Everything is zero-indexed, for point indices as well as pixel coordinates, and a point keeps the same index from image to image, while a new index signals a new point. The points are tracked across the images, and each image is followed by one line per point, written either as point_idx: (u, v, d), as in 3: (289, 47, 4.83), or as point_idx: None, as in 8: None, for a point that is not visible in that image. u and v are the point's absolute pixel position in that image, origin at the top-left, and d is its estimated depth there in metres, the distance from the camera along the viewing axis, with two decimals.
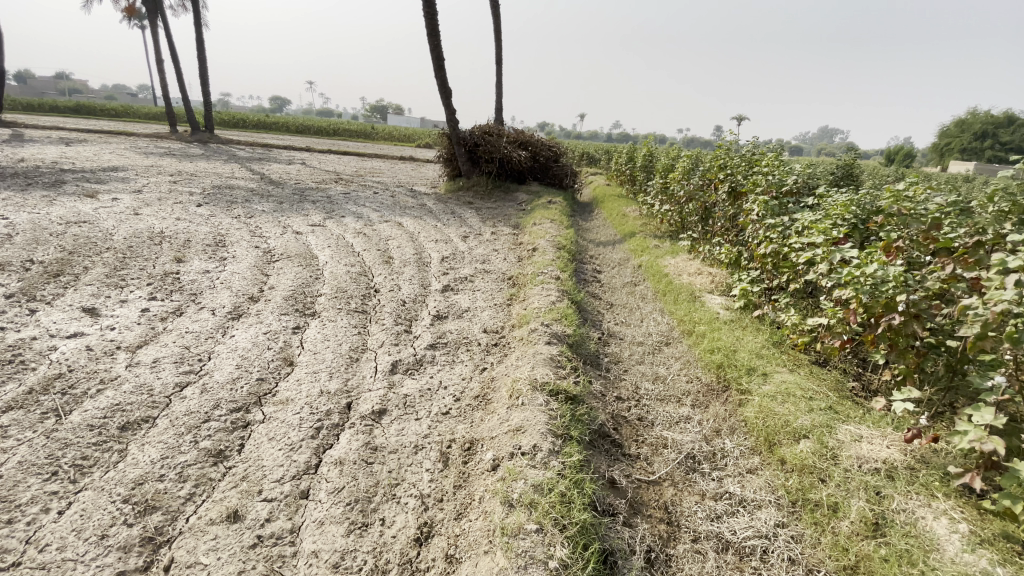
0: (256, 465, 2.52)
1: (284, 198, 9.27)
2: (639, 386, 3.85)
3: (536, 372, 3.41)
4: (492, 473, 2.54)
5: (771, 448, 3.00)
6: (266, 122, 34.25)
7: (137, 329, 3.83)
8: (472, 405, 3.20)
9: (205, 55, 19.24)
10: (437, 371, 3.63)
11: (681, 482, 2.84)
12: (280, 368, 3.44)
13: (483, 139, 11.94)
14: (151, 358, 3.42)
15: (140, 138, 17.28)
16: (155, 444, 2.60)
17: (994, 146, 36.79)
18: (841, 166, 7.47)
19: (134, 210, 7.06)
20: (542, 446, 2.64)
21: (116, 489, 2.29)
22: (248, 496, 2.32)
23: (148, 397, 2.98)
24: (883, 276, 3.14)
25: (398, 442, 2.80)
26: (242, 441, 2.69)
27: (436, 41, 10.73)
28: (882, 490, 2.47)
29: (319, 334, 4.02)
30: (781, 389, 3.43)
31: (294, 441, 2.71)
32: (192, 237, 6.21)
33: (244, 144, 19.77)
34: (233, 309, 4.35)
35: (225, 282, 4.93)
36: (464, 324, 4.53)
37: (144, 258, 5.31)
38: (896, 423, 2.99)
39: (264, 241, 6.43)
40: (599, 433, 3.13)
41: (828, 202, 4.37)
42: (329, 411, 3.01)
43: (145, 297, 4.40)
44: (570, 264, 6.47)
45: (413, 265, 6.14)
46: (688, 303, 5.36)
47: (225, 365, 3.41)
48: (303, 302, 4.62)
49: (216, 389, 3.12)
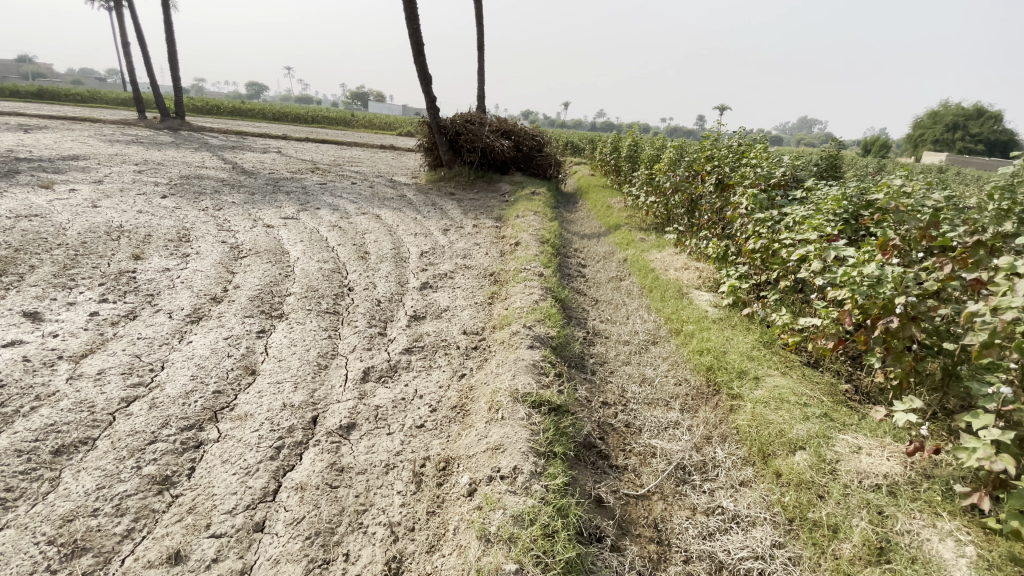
0: (206, 493, 2.28)
1: (256, 189, 8.86)
2: (626, 390, 3.68)
3: (517, 381, 3.18)
4: (468, 499, 2.33)
5: (765, 460, 2.84)
6: (242, 109, 33.21)
7: (83, 335, 3.50)
8: (449, 417, 2.98)
9: (175, 39, 18.39)
10: (412, 378, 3.40)
11: (671, 496, 2.68)
12: (240, 378, 3.17)
13: (464, 128, 11.59)
14: (96, 370, 3.12)
15: (106, 124, 16.58)
16: (92, 472, 2.33)
17: (966, 137, 37.57)
18: (824, 158, 7.34)
19: (92, 203, 6.61)
20: (523, 468, 2.43)
21: (42, 527, 2.03)
22: (193, 532, 2.08)
23: (88, 415, 2.69)
24: (881, 276, 2.96)
25: (367, 461, 2.58)
26: (192, 465, 2.44)
27: (415, 25, 10.31)
28: (884, 509, 2.31)
29: (286, 339, 3.76)
30: (773, 395, 3.27)
31: (250, 464, 2.47)
32: (153, 231, 5.83)
33: (217, 131, 19.07)
34: (193, 311, 4.04)
35: (186, 281, 4.60)
36: (443, 325, 4.30)
37: (99, 255, 4.94)
38: (894, 431, 2.85)
39: (231, 235, 6.08)
40: (584, 445, 2.94)
41: (819, 196, 4.21)
42: (291, 427, 2.76)
43: (96, 299, 4.06)
44: (554, 259, 6.25)
45: (390, 261, 5.87)
46: (676, 301, 5.19)
47: (179, 376, 3.12)
48: (269, 303, 4.34)
49: (167, 405, 2.84)
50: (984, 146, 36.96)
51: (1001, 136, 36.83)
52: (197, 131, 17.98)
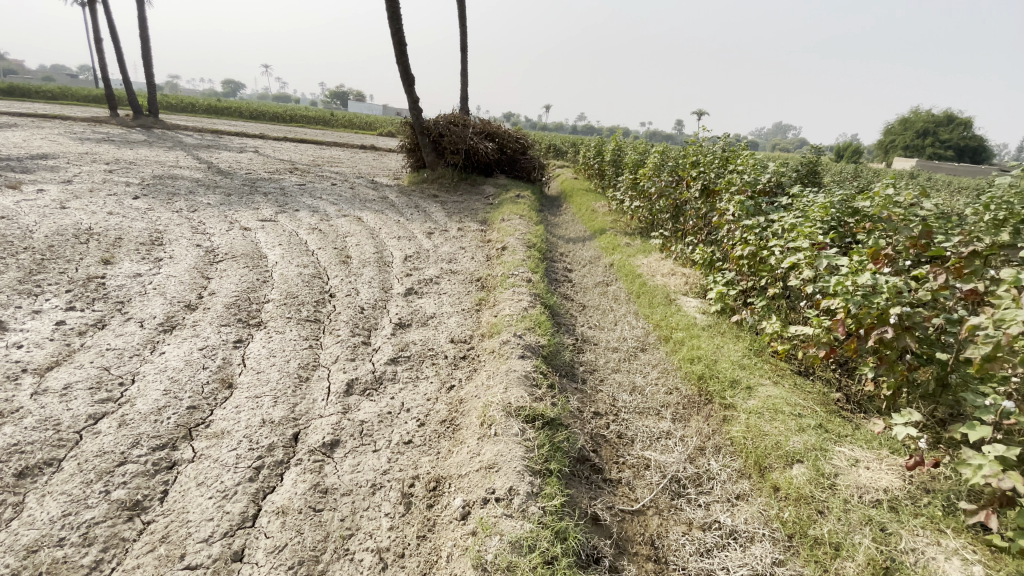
0: (180, 520, 2.12)
1: (233, 190, 8.58)
2: (617, 399, 3.61)
3: (509, 394, 3.08)
4: (462, 523, 2.22)
5: (762, 473, 2.80)
6: (218, 108, 32.48)
7: (49, 346, 3.28)
8: (438, 432, 2.87)
9: (148, 35, 17.82)
10: (398, 391, 3.27)
11: (666, 511, 2.62)
12: (216, 392, 3.00)
13: (448, 129, 11.45)
14: (62, 384, 2.90)
15: (75, 121, 16.01)
16: (56, 497, 2.15)
17: (935, 144, 38.86)
18: (804, 164, 7.42)
19: (60, 204, 6.29)
20: (519, 489, 2.33)
21: (2, 560, 1.86)
22: (166, 564, 1.93)
23: (53, 434, 2.50)
24: (876, 285, 2.93)
25: (352, 481, 2.45)
26: (165, 488, 2.28)
27: (398, 25, 10.15)
28: (887, 526, 2.29)
29: (265, 349, 3.59)
30: (767, 405, 3.24)
31: (228, 486, 2.32)
32: (125, 234, 5.57)
33: (191, 129, 18.54)
34: (166, 320, 3.84)
35: (159, 287, 4.38)
36: (429, 333, 4.18)
37: (66, 260, 4.68)
38: (890, 444, 2.84)
39: (207, 239, 5.85)
40: (578, 458, 2.86)
41: (806, 203, 4.21)
42: (271, 445, 2.61)
43: (62, 307, 3.82)
44: (541, 264, 6.17)
45: (373, 265, 5.72)
46: (665, 307, 5.15)
47: (151, 391, 2.93)
48: (247, 311, 4.15)
49: (138, 422, 2.66)
50: (952, 152, 38.20)
51: (969, 143, 38.07)
52: (171, 129, 17.46)
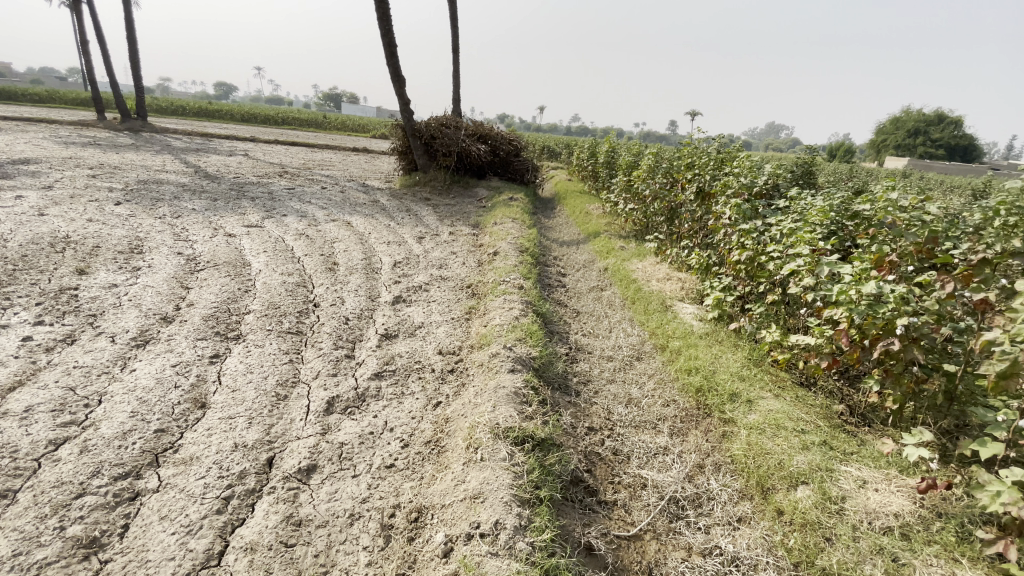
0: (139, 559, 1.96)
1: (219, 195, 8.37)
2: (612, 413, 3.46)
3: (498, 414, 2.92)
4: (444, 561, 2.06)
5: (765, 495, 2.66)
6: (210, 109, 32.27)
7: (12, 364, 3.09)
8: (422, 455, 2.72)
9: (136, 37, 17.57)
10: (382, 409, 3.11)
11: (665, 535, 2.47)
12: (187, 413, 2.83)
13: (438, 130, 11.26)
14: (23, 407, 2.72)
15: (64, 125, 15.82)
16: (6, 535, 1.98)
17: (927, 142, 39.07)
18: (800, 166, 7.31)
19: (38, 211, 6.10)
20: (505, 522, 2.17)
21: None
22: None
23: (7, 463, 2.32)
24: (882, 295, 2.77)
25: (329, 511, 2.29)
26: (126, 522, 2.11)
27: (387, 25, 9.98)
28: (899, 557, 2.15)
29: (243, 364, 3.42)
30: (768, 420, 3.11)
31: (192, 520, 2.14)
32: (103, 242, 5.37)
33: (181, 131, 18.36)
34: (140, 334, 3.65)
35: (135, 299, 4.19)
36: (416, 344, 4.02)
37: (39, 270, 4.49)
38: (898, 463, 2.70)
39: (190, 246, 5.67)
40: (571, 480, 2.71)
41: (805, 206, 4.05)
42: (242, 472, 2.44)
43: (31, 321, 3.64)
44: (534, 269, 6.02)
45: (361, 272, 5.55)
46: (661, 314, 5.01)
47: (117, 413, 2.75)
48: (226, 323, 3.98)
49: (101, 448, 2.47)
50: (942, 152, 38.39)
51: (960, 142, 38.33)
52: (160, 132, 17.25)
